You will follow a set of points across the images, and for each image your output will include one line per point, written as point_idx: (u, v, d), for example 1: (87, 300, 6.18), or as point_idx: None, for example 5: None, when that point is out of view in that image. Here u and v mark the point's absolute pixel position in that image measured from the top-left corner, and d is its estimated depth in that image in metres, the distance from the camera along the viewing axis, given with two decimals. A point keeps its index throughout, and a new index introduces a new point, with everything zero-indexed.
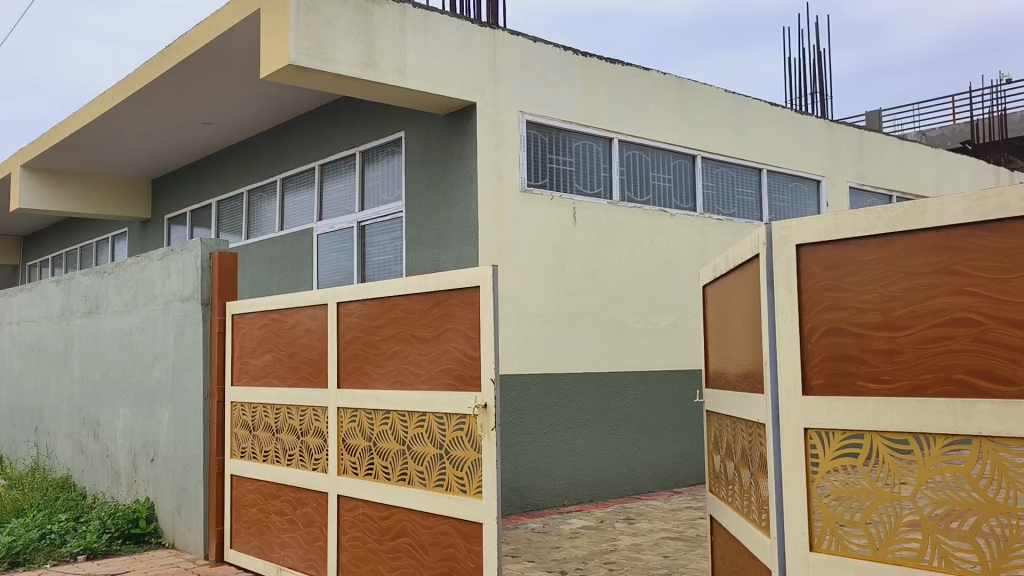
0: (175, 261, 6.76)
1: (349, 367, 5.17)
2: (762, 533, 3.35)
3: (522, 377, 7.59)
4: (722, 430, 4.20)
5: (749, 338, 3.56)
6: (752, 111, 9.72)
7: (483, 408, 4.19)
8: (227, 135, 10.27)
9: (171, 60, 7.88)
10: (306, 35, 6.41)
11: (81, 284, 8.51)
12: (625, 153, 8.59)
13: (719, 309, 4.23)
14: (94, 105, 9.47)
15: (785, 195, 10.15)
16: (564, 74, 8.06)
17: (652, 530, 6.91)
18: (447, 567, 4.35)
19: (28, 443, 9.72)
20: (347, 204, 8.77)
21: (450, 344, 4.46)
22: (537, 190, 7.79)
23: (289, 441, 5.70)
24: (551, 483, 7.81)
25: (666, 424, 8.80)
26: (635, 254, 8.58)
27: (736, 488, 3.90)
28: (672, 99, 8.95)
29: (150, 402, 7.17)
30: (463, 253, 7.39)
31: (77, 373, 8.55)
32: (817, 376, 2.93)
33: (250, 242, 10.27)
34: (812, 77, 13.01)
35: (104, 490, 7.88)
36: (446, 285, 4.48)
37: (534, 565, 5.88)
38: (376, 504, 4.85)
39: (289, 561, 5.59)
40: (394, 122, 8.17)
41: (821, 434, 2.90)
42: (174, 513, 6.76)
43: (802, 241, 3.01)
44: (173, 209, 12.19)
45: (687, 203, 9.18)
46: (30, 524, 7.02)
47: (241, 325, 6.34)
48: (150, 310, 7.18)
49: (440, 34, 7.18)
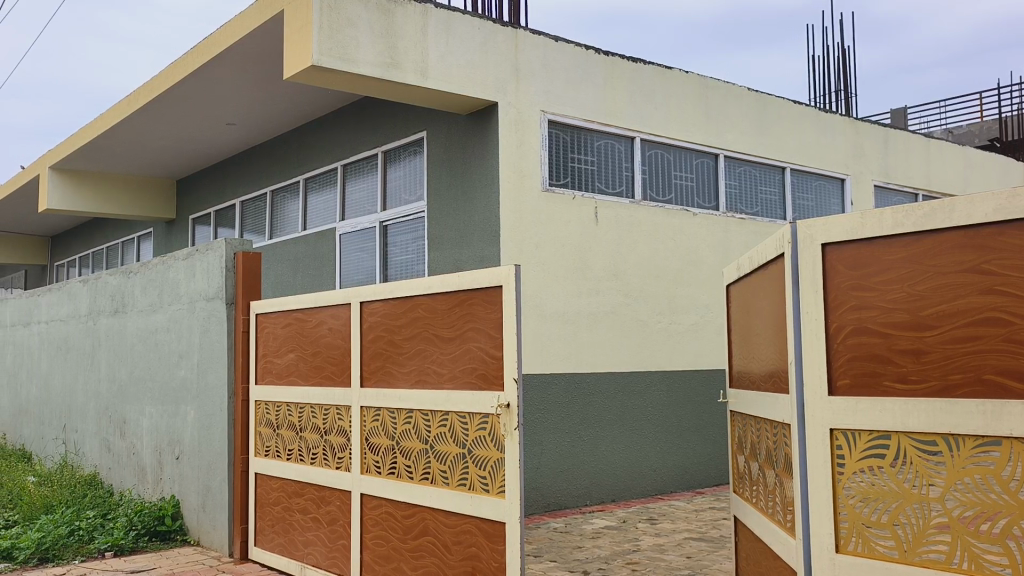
0: (200, 261, 6.82)
1: (372, 366, 5.19)
2: (787, 533, 3.32)
3: (543, 376, 7.59)
4: (746, 429, 4.17)
5: (773, 337, 3.54)
6: (775, 110, 9.65)
7: (506, 408, 4.19)
8: (251, 135, 10.33)
9: (196, 62, 7.95)
10: (328, 36, 6.44)
11: (107, 284, 8.61)
12: (647, 152, 8.56)
13: (743, 307, 4.21)
14: (120, 107, 9.58)
15: (809, 194, 10.06)
16: (585, 74, 8.05)
17: (675, 530, 6.89)
18: (470, 566, 4.37)
19: (56, 441, 9.83)
20: (369, 204, 8.81)
21: (472, 343, 4.47)
22: (558, 190, 7.78)
23: (313, 440, 5.74)
24: (573, 482, 7.79)
25: (689, 424, 8.76)
26: (657, 253, 8.55)
27: (760, 489, 3.87)
28: (693, 98, 8.91)
29: (175, 401, 7.23)
30: (485, 253, 7.40)
31: (104, 372, 8.64)
32: (843, 376, 2.91)
33: (274, 242, 10.33)
34: (836, 74, 12.91)
35: (130, 488, 7.97)
36: (469, 285, 4.49)
37: (555, 565, 5.87)
38: (399, 503, 4.87)
39: (313, 559, 5.63)
40: (416, 122, 8.20)
41: (847, 434, 2.88)
42: (200, 511, 6.82)
43: (828, 240, 2.99)
44: (197, 209, 12.29)
45: (710, 202, 9.13)
46: (59, 521, 7.11)
47: (265, 325, 6.37)
48: (175, 310, 7.25)
49: (461, 34, 7.18)
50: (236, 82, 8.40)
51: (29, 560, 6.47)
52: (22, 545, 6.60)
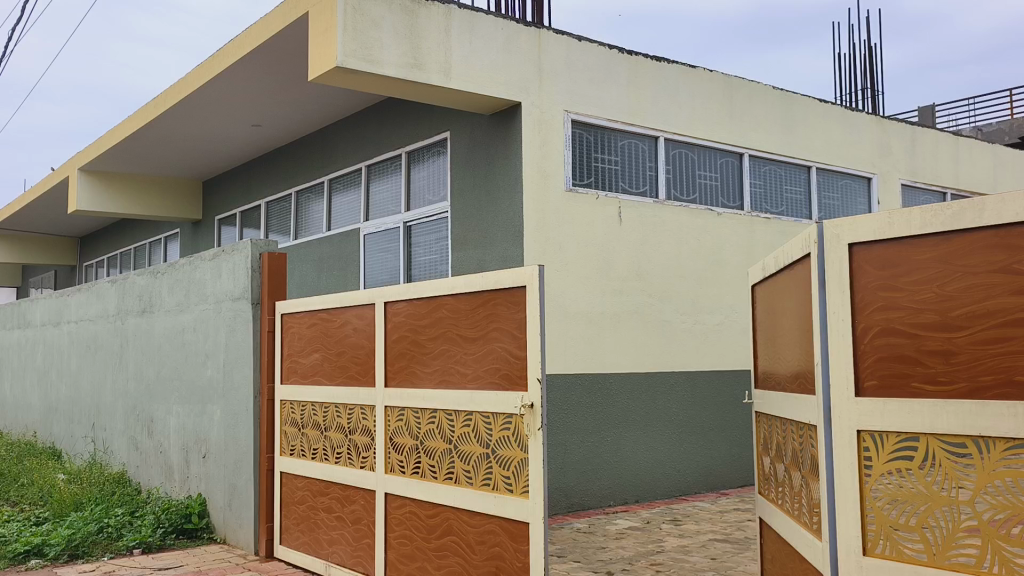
0: (226, 261, 6.88)
1: (396, 366, 5.21)
2: (814, 536, 3.29)
3: (567, 376, 7.58)
4: (771, 431, 4.14)
5: (800, 338, 3.51)
6: (801, 109, 9.58)
7: (530, 408, 4.19)
8: (276, 136, 10.40)
9: (222, 64, 8.02)
10: (352, 37, 6.48)
11: (135, 284, 8.71)
12: (671, 152, 8.52)
13: (769, 308, 4.17)
14: (148, 109, 9.69)
15: (835, 193, 9.98)
16: (609, 74, 8.03)
17: (700, 531, 6.86)
18: (494, 566, 4.37)
19: (86, 439, 9.96)
20: (393, 204, 8.84)
21: (496, 343, 4.47)
22: (582, 189, 7.77)
23: (338, 439, 5.76)
24: (597, 483, 7.78)
25: (713, 424, 8.72)
26: (681, 253, 8.51)
27: (787, 491, 3.84)
28: (718, 97, 8.86)
29: (202, 400, 7.30)
30: (508, 253, 7.41)
31: (132, 371, 8.74)
32: (871, 377, 2.88)
33: (299, 243, 10.40)
34: (863, 72, 12.78)
35: (157, 486, 8.06)
36: (493, 285, 4.49)
37: (579, 566, 5.87)
38: (424, 503, 4.89)
39: (338, 558, 5.65)
40: (440, 122, 8.22)
41: (874, 436, 2.85)
42: (226, 509, 6.88)
43: (855, 240, 2.96)
44: (223, 209, 12.41)
45: (734, 201, 9.08)
46: (88, 518, 7.20)
47: (290, 325, 6.41)
48: (201, 310, 7.32)
49: (485, 35, 7.19)
50: (261, 84, 8.47)
51: (59, 557, 6.56)
52: (53, 542, 6.70)
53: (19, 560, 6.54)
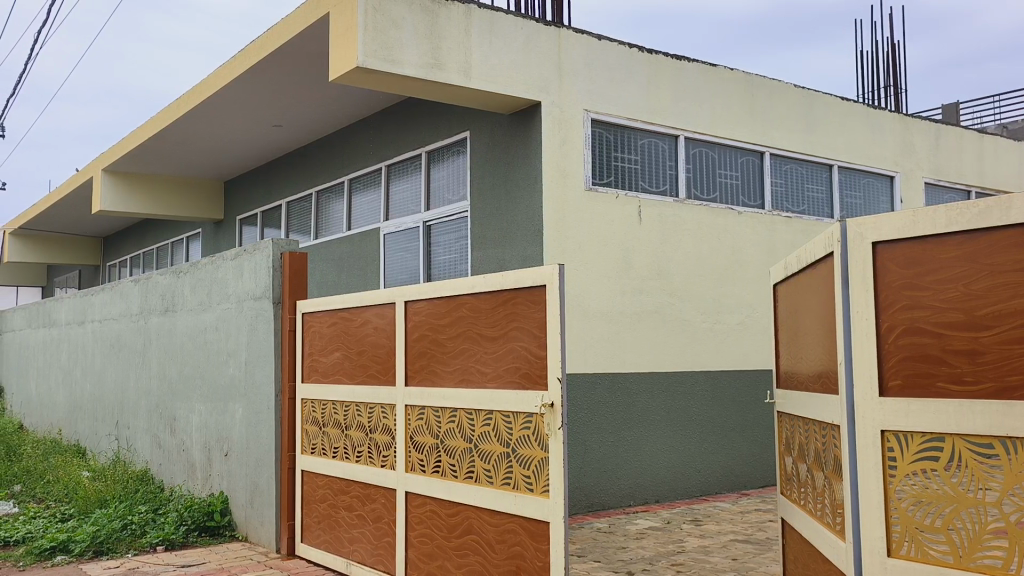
0: (248, 261, 6.93)
1: (417, 365, 5.23)
2: (837, 536, 3.27)
3: (586, 376, 7.57)
4: (794, 430, 4.12)
5: (822, 337, 3.49)
6: (822, 107, 9.51)
7: (550, 407, 4.19)
8: (296, 136, 10.44)
9: (243, 65, 8.08)
10: (373, 37, 6.50)
11: (158, 283, 8.78)
12: (691, 151, 8.49)
13: (791, 307, 4.15)
14: (170, 109, 9.78)
15: (858, 191, 9.90)
16: (629, 72, 8.01)
17: (721, 531, 6.82)
18: (515, 565, 4.38)
19: (110, 437, 10.07)
20: (413, 204, 8.87)
21: (516, 343, 4.48)
22: (602, 189, 7.75)
23: (358, 438, 5.79)
24: (617, 483, 7.76)
25: (734, 424, 8.67)
26: (701, 252, 8.47)
27: (809, 491, 3.81)
28: (739, 96, 8.81)
29: (224, 398, 7.36)
30: (528, 252, 7.41)
31: (155, 369, 8.81)
32: (895, 377, 2.85)
33: (319, 242, 10.45)
34: (885, 69, 12.66)
35: (180, 484, 8.12)
36: (512, 284, 4.50)
37: (599, 565, 5.85)
38: (444, 502, 4.89)
39: (358, 556, 5.68)
40: (459, 122, 8.23)
41: (898, 437, 2.83)
42: (247, 507, 6.93)
43: (878, 238, 2.94)
44: (244, 209, 12.49)
45: (755, 200, 9.02)
46: (113, 515, 7.27)
47: (311, 324, 6.44)
48: (223, 309, 7.37)
49: (505, 34, 7.19)
50: (283, 85, 8.52)
51: (84, 553, 6.63)
52: (78, 538, 6.78)
53: (45, 556, 6.63)
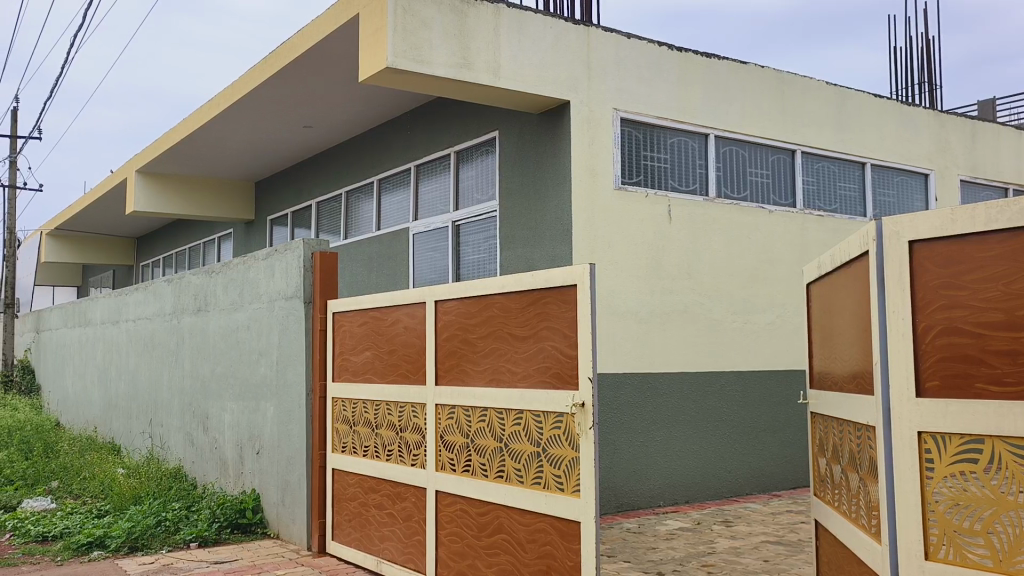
0: (279, 261, 6.99)
1: (447, 365, 5.24)
2: (872, 539, 3.23)
3: (616, 375, 7.57)
4: (827, 431, 4.08)
5: (857, 337, 3.46)
6: (854, 104, 9.41)
7: (581, 407, 4.19)
8: (327, 136, 10.51)
9: (274, 66, 8.16)
10: (402, 38, 6.53)
11: (191, 283, 8.89)
12: (721, 149, 8.43)
13: (824, 307, 4.11)
14: (202, 111, 9.90)
15: (890, 189, 9.77)
16: (658, 71, 7.98)
17: (752, 533, 6.76)
18: (545, 565, 4.38)
19: (144, 435, 10.21)
20: (442, 204, 8.89)
21: (547, 342, 4.48)
22: (631, 188, 7.72)
23: (388, 437, 5.81)
24: (647, 483, 7.74)
25: (765, 425, 8.60)
26: (731, 251, 8.41)
27: (843, 492, 3.77)
28: (771, 94, 8.74)
29: (256, 397, 7.42)
30: (557, 252, 7.40)
31: (188, 368, 8.92)
32: (933, 377, 2.82)
33: (349, 242, 10.51)
34: (920, 65, 12.47)
35: (213, 481, 8.21)
36: (543, 283, 4.50)
37: (629, 566, 5.83)
38: (475, 501, 4.90)
39: (389, 554, 5.70)
40: (488, 122, 8.24)
41: (936, 438, 2.79)
42: (279, 505, 6.99)
43: (915, 237, 2.90)
44: (275, 210, 12.59)
45: (786, 198, 8.94)
46: (147, 512, 7.37)
47: (342, 323, 6.47)
48: (256, 309, 7.43)
49: (534, 34, 7.18)
50: (312, 86, 8.58)
51: (120, 549, 6.74)
52: (114, 534, 6.89)
53: (82, 551, 6.75)
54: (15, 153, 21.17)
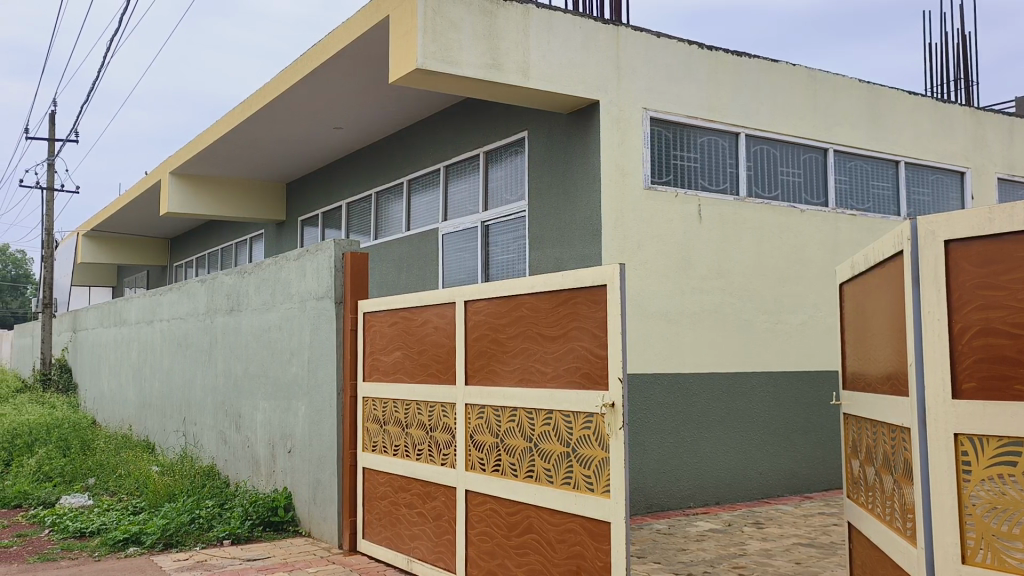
0: (311, 262, 7.04)
1: (477, 365, 5.26)
2: (908, 542, 3.18)
3: (645, 376, 7.54)
4: (861, 433, 4.04)
5: (891, 337, 3.42)
6: (888, 102, 9.30)
7: (611, 407, 4.18)
8: (357, 137, 10.59)
9: (305, 68, 8.23)
10: (432, 39, 6.56)
11: (224, 284, 8.99)
12: (752, 148, 8.37)
13: (858, 307, 4.07)
14: (234, 113, 10.01)
15: (926, 188, 9.64)
16: (688, 70, 7.94)
17: (784, 535, 6.71)
18: (575, 565, 4.37)
19: (178, 433, 10.34)
20: (471, 204, 8.91)
21: (577, 342, 4.48)
22: (661, 187, 7.69)
23: (418, 436, 5.84)
24: (677, 484, 7.71)
25: (797, 426, 8.51)
26: (763, 250, 8.34)
27: (877, 495, 3.73)
28: (802, 91, 8.66)
29: (288, 396, 7.49)
30: (586, 252, 7.38)
31: (221, 367, 9.02)
32: (969, 378, 2.77)
33: (379, 242, 10.56)
34: (955, 62, 12.31)
35: (245, 479, 8.30)
36: (572, 283, 4.50)
37: (659, 567, 5.81)
38: (505, 500, 4.91)
39: (419, 553, 5.73)
40: (517, 122, 8.25)
41: (973, 440, 2.75)
42: (311, 503, 7.05)
43: (951, 237, 2.86)
44: (306, 210, 12.70)
45: (818, 197, 8.85)
46: (181, 508, 7.47)
47: (372, 323, 6.51)
48: (287, 309, 7.50)
49: (564, 34, 7.18)
50: (343, 87, 8.64)
51: (155, 545, 6.85)
52: (149, 531, 7.00)
53: (119, 547, 6.87)
54: (53, 155, 21.56)
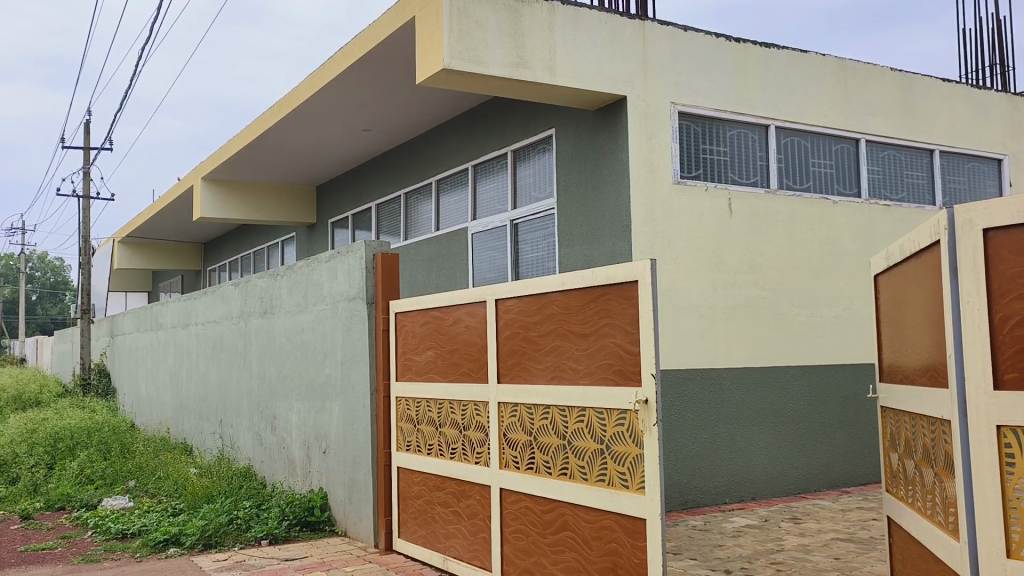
0: (342, 263, 7.10)
1: (509, 363, 5.26)
2: (950, 536, 3.13)
3: (678, 372, 7.51)
4: (899, 426, 3.99)
5: (929, 328, 3.37)
6: (921, 89, 9.15)
7: (645, 404, 4.16)
8: (385, 139, 10.64)
9: (333, 71, 8.29)
10: (458, 39, 6.57)
11: (257, 286, 9.07)
12: (782, 140, 8.29)
13: (893, 299, 4.02)
14: (264, 117, 10.11)
15: (962, 176, 9.47)
16: (716, 63, 7.88)
17: (821, 530, 6.64)
18: (611, 562, 4.36)
19: (214, 435, 10.47)
20: (500, 203, 8.92)
21: (609, 339, 4.46)
22: (690, 181, 7.65)
23: (452, 435, 5.86)
24: (712, 480, 7.66)
25: (833, 420, 8.41)
26: (795, 243, 8.25)
27: (917, 488, 3.68)
28: (833, 81, 8.56)
29: (322, 397, 7.55)
30: (616, 248, 7.36)
31: (256, 370, 9.11)
32: (1011, 370, 2.72)
33: (409, 243, 10.60)
34: (990, 48, 12.08)
35: (282, 480, 8.38)
36: (603, 280, 4.49)
37: (695, 563, 5.78)
38: (539, 498, 4.91)
39: (454, 551, 5.75)
40: (545, 120, 8.25)
41: (1017, 432, 2.69)
42: (346, 502, 7.10)
43: (990, 225, 2.81)
44: (336, 213, 12.79)
45: (851, 188, 8.74)
46: (220, 509, 7.56)
47: (404, 323, 6.53)
48: (320, 310, 7.56)
49: (590, 30, 7.16)
50: (370, 89, 8.69)
51: (194, 546, 6.94)
52: (189, 532, 7.09)
53: (160, 548, 6.98)
54: (88, 164, 21.93)
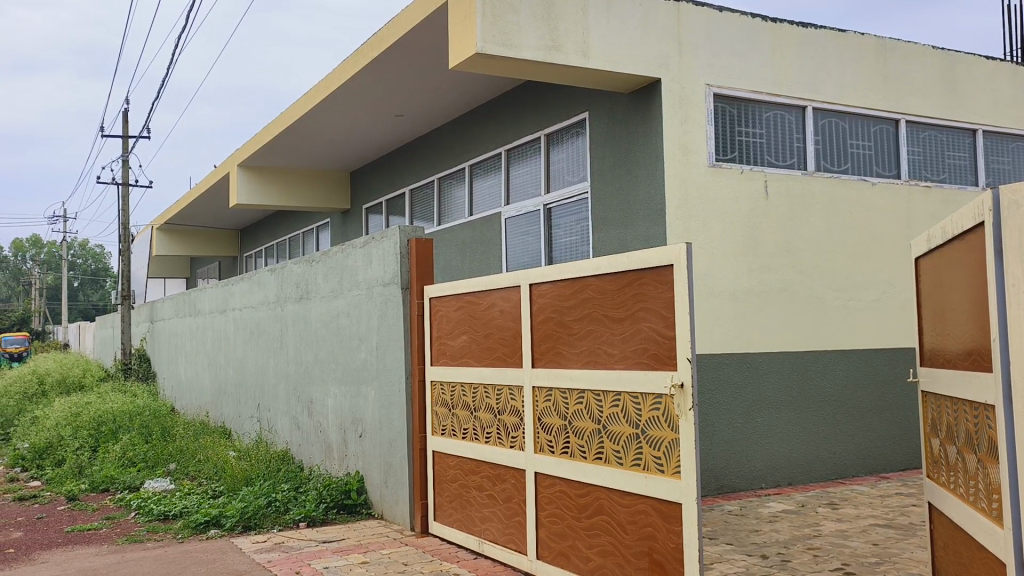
0: (376, 248, 7.13)
1: (543, 348, 5.27)
2: (993, 523, 3.08)
3: (713, 356, 7.47)
4: (940, 411, 3.93)
5: (971, 313, 3.32)
6: (963, 68, 8.95)
7: (680, 388, 4.13)
8: (418, 124, 10.67)
9: (366, 57, 8.31)
10: (491, 23, 6.55)
11: (293, 272, 9.15)
12: (820, 121, 8.16)
13: (935, 283, 3.95)
14: (298, 104, 10.16)
15: (1005, 156, 9.26)
16: (751, 44, 7.77)
17: (859, 516, 6.57)
18: (647, 546, 4.36)
19: (252, 419, 10.61)
20: (533, 187, 8.90)
21: (644, 324, 4.45)
22: (726, 164, 7.56)
23: (487, 420, 5.88)
24: (749, 465, 7.61)
25: (871, 404, 8.31)
26: (832, 225, 8.14)
27: (960, 474, 3.62)
28: (872, 61, 8.40)
29: (358, 381, 7.62)
30: (650, 232, 7.31)
31: (292, 354, 9.20)
32: None
33: (443, 228, 10.62)
34: None
35: (319, 463, 8.48)
36: (638, 264, 4.46)
37: (731, 548, 5.76)
38: (575, 483, 4.92)
39: (490, 535, 5.78)
40: (578, 104, 8.20)
41: None
42: (382, 486, 7.17)
43: None
44: (370, 199, 12.85)
45: (891, 169, 8.59)
46: (259, 492, 7.67)
47: (438, 308, 6.55)
48: (355, 295, 7.61)
49: (623, 12, 7.08)
50: (403, 75, 8.70)
51: (234, 528, 7.05)
52: (228, 513, 7.21)
53: (200, 530, 7.11)
54: (127, 152, 22.21)
